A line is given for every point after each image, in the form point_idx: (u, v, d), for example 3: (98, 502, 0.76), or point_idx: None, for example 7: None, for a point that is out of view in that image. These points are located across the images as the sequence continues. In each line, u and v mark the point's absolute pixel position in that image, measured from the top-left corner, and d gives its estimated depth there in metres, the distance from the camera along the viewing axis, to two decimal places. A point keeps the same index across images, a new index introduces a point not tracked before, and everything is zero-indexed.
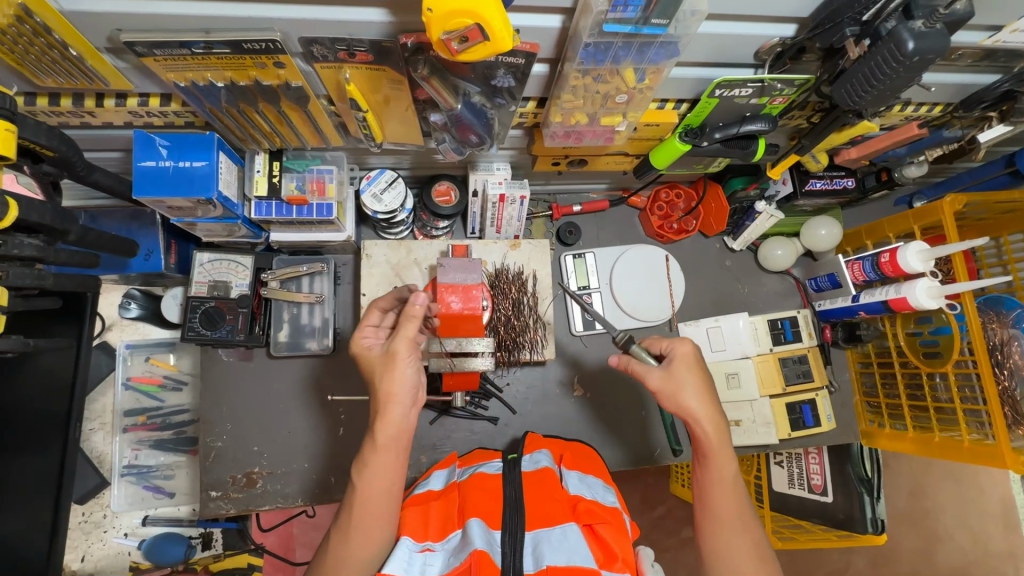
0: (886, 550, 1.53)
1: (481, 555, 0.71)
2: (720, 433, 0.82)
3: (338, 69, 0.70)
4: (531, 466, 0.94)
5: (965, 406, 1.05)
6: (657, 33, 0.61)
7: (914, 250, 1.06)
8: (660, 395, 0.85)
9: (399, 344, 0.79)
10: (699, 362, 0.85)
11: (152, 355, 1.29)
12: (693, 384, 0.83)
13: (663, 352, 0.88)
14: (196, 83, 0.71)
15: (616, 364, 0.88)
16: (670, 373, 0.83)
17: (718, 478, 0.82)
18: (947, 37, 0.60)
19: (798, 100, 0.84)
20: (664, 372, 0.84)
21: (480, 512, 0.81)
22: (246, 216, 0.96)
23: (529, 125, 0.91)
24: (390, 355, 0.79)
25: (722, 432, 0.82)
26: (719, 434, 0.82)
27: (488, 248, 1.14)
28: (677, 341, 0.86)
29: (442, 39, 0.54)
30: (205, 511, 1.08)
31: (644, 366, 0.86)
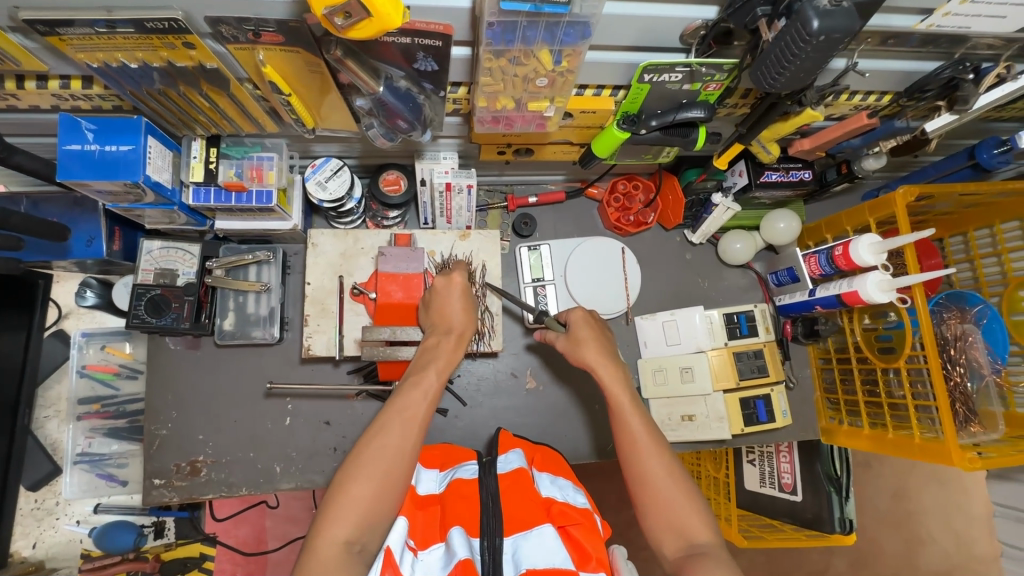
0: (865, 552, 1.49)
1: (467, 563, 0.71)
2: (614, 371, 0.95)
3: (251, 50, 0.69)
4: (506, 467, 0.90)
5: (917, 403, 1.02)
6: (560, 11, 0.60)
7: (866, 243, 1.04)
8: (568, 356, 1.01)
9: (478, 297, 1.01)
10: (593, 321, 1.02)
11: (107, 344, 1.28)
12: (587, 337, 0.99)
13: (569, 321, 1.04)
14: (109, 64, 0.70)
15: (538, 336, 1.07)
16: (571, 334, 1.01)
17: (625, 410, 0.91)
18: (855, 16, 0.57)
19: (734, 87, 0.82)
20: (567, 334, 1.02)
21: (461, 520, 0.80)
22: (184, 202, 0.95)
23: (465, 111, 0.89)
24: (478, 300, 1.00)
25: (617, 373, 0.95)
26: (613, 375, 0.95)
27: (437, 238, 1.13)
28: (572, 309, 1.04)
29: (326, 15, 0.53)
30: (148, 499, 1.07)
31: (556, 334, 1.04)
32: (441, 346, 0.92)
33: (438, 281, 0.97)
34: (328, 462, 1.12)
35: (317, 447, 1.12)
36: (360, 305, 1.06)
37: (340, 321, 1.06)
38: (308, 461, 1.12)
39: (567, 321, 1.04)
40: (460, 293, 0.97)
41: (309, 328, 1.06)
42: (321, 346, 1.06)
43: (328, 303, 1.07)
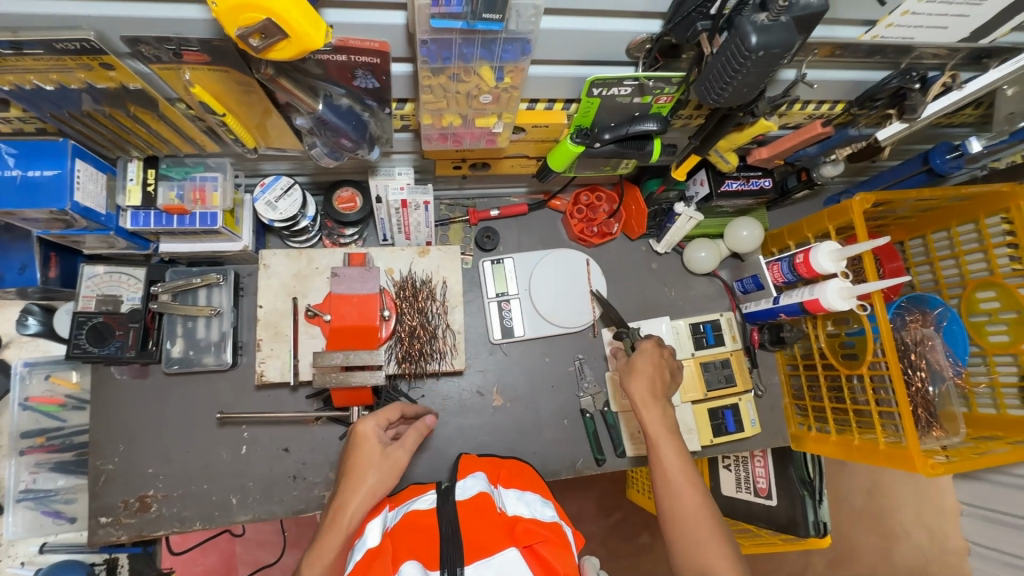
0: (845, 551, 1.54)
1: None
2: (655, 401, 0.96)
3: (176, 70, 0.66)
4: (466, 493, 0.86)
5: (880, 409, 1.03)
6: (494, 28, 0.57)
7: (825, 251, 1.04)
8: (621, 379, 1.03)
9: (399, 452, 0.90)
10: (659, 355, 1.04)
11: (52, 373, 1.23)
12: (641, 366, 1.01)
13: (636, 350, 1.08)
14: (21, 86, 0.66)
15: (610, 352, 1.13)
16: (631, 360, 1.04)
17: (663, 446, 0.90)
18: (793, 30, 0.57)
19: (685, 99, 0.81)
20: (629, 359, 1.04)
21: (418, 554, 0.73)
22: (122, 227, 0.90)
23: (414, 128, 0.87)
24: (391, 457, 0.89)
25: (659, 404, 0.96)
26: (656, 406, 0.96)
27: (396, 255, 1.10)
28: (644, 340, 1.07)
29: (240, 36, 0.50)
30: (94, 538, 1.02)
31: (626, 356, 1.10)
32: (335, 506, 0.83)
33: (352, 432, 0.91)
34: (288, 491, 1.08)
35: (276, 475, 1.08)
36: (315, 327, 1.02)
37: (295, 345, 1.02)
38: (266, 491, 1.07)
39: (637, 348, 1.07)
40: (370, 448, 0.89)
41: (262, 353, 1.02)
42: (275, 371, 1.02)
43: (281, 326, 1.03)
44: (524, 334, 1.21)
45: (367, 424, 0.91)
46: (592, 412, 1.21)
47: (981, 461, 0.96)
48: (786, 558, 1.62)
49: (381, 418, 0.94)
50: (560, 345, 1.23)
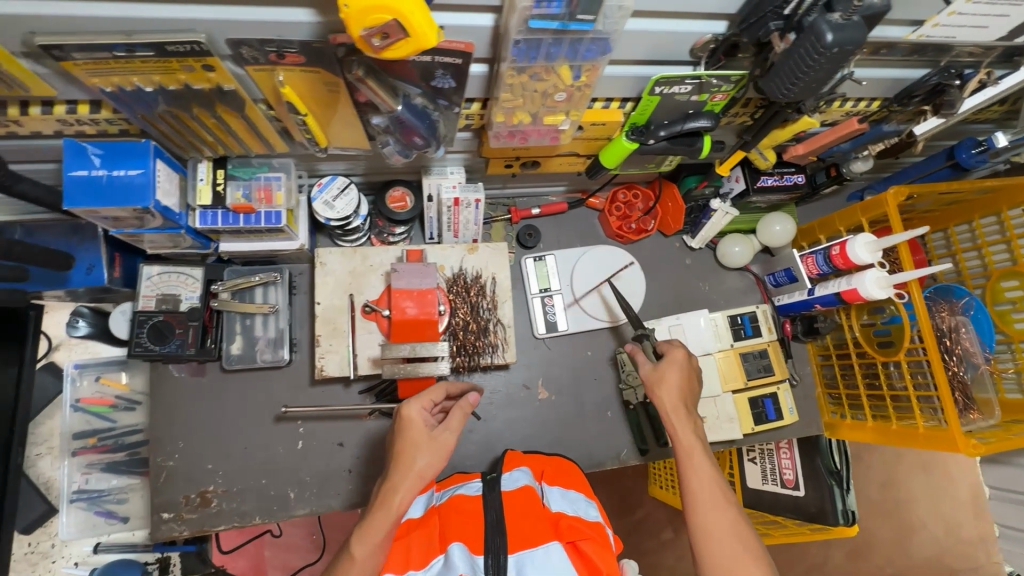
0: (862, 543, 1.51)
1: None
2: (683, 414, 0.95)
3: (271, 71, 0.69)
4: (512, 484, 0.91)
5: (918, 394, 1.07)
6: (585, 29, 0.62)
7: (862, 242, 1.08)
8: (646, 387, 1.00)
9: (447, 435, 0.88)
10: (686, 363, 1.00)
11: (102, 375, 1.25)
12: (667, 374, 0.98)
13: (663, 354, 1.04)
14: (122, 88, 0.69)
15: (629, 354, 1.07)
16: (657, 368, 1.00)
17: (693, 459, 0.89)
18: (864, 29, 0.62)
19: (738, 97, 0.85)
20: (654, 366, 1.01)
21: (463, 537, 0.81)
22: (191, 226, 0.93)
23: (476, 127, 0.91)
24: (438, 441, 0.87)
25: (688, 419, 0.94)
26: (685, 419, 0.94)
27: (446, 252, 1.13)
28: (670, 346, 1.03)
29: (364, 36, 0.54)
30: (157, 534, 1.04)
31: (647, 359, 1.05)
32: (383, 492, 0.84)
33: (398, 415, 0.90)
34: (344, 484, 1.10)
35: (331, 469, 1.10)
36: (372, 322, 1.05)
37: (353, 340, 1.05)
38: (323, 485, 1.09)
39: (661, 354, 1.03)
40: (417, 431, 0.88)
41: (321, 348, 1.05)
42: (334, 366, 1.04)
43: (339, 322, 1.06)
44: (568, 328, 1.24)
45: (412, 406, 0.90)
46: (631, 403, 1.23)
47: (1018, 441, 0.99)
48: (808, 549, 1.55)
49: (426, 399, 0.92)
50: (602, 339, 1.27)
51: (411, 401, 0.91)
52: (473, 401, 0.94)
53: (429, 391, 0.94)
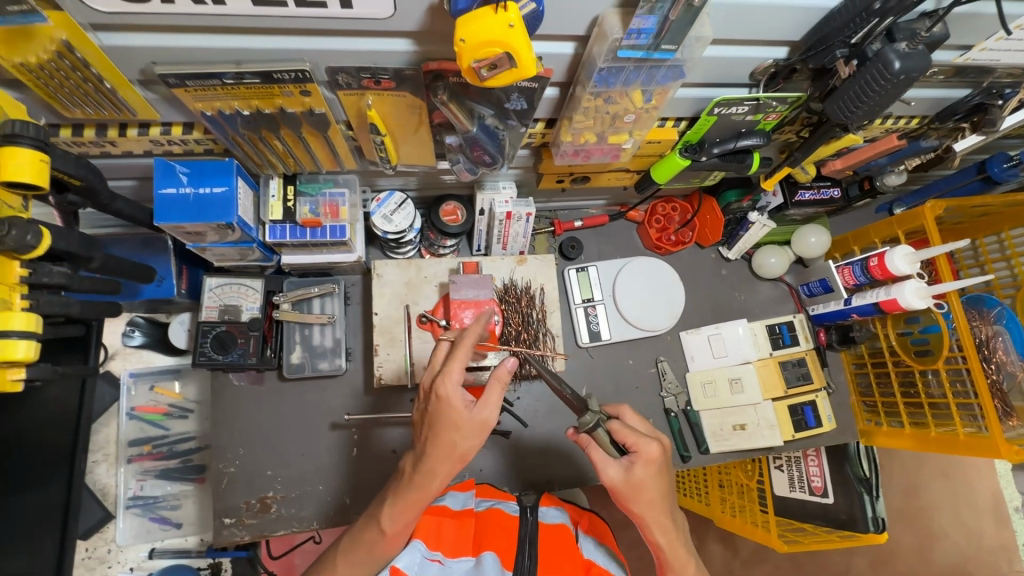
0: (886, 550, 1.49)
1: None
2: (671, 538, 0.79)
3: (360, 96, 0.73)
4: (550, 518, 0.92)
5: (958, 400, 1.10)
6: (666, 57, 0.66)
7: (901, 253, 1.12)
8: (613, 493, 0.77)
9: (487, 414, 0.74)
10: (663, 465, 0.77)
11: (156, 383, 1.28)
12: (646, 486, 0.76)
13: (628, 445, 0.78)
14: (221, 111, 0.73)
15: (572, 440, 0.80)
16: (631, 480, 0.76)
17: None
18: (928, 57, 0.66)
19: (790, 116, 0.89)
20: (625, 474, 0.76)
21: (495, 546, 0.84)
22: (261, 239, 0.97)
23: (537, 145, 0.95)
24: (478, 425, 0.74)
25: (677, 540, 0.79)
26: (671, 538, 0.79)
27: (497, 264, 1.16)
28: (645, 442, 0.76)
29: (472, 66, 0.58)
30: (219, 538, 1.07)
31: (607, 455, 0.78)
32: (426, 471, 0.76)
33: (432, 389, 0.74)
34: None
35: (385, 476, 1.12)
36: (427, 332, 1.08)
37: (409, 349, 1.08)
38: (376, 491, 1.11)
39: (632, 450, 0.77)
40: (453, 414, 0.73)
41: (379, 357, 1.08)
42: (391, 375, 1.07)
43: (395, 332, 1.09)
44: (611, 337, 1.28)
45: (447, 385, 0.73)
46: (674, 411, 1.27)
47: None
48: (828, 559, 1.55)
49: (461, 372, 0.74)
50: (642, 348, 1.30)
51: (443, 376, 0.73)
52: (513, 367, 0.74)
53: (462, 355, 0.75)
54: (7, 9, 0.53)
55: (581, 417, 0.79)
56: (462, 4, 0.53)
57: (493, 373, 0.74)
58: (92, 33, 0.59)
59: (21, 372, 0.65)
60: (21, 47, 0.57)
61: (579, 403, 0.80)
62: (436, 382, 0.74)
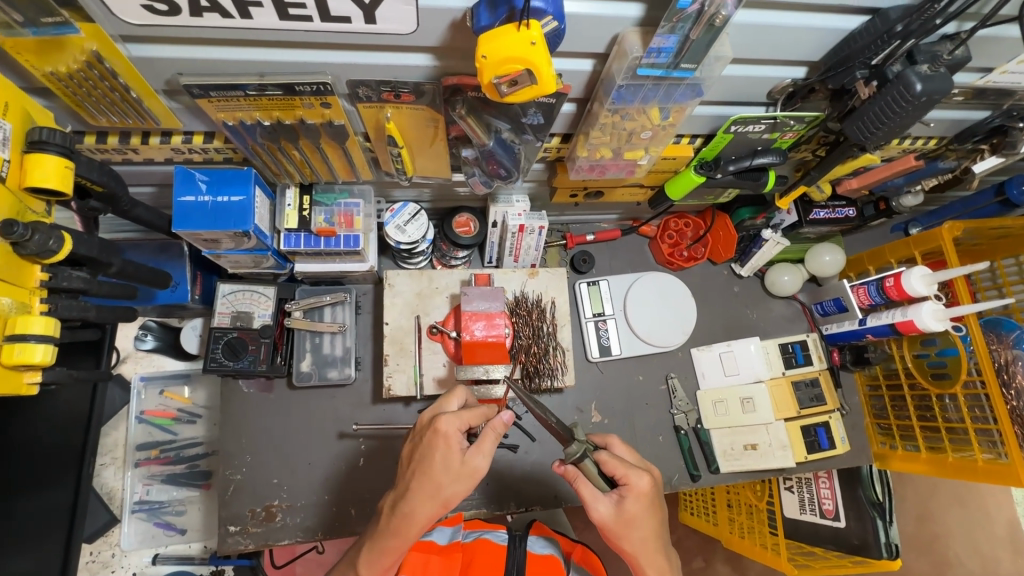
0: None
1: None
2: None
3: (379, 109, 0.73)
4: (539, 548, 0.95)
5: (976, 426, 1.08)
6: (685, 75, 0.66)
7: (917, 275, 1.10)
8: (603, 528, 0.76)
9: (478, 460, 0.75)
10: (655, 500, 0.76)
11: (166, 388, 1.28)
12: (639, 521, 0.74)
13: (616, 476, 0.76)
14: (242, 122, 0.74)
15: (559, 473, 0.78)
16: (622, 515, 0.74)
17: None
18: (951, 78, 0.66)
19: (807, 135, 0.89)
20: (616, 509, 0.74)
21: None
22: (276, 248, 0.98)
23: (552, 159, 0.95)
24: (465, 471, 0.74)
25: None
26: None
27: (508, 277, 1.16)
28: (635, 475, 0.75)
29: (493, 82, 0.58)
30: (223, 547, 1.06)
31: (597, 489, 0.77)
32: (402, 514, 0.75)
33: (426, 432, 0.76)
34: None
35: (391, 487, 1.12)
36: (437, 343, 1.08)
37: (419, 360, 1.08)
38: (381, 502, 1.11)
39: (622, 485, 0.75)
40: (446, 453, 0.74)
41: (389, 367, 1.08)
42: (400, 386, 1.07)
43: (405, 342, 1.09)
44: (621, 352, 1.27)
45: (446, 422, 0.75)
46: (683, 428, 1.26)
47: None
48: None
49: (457, 418, 0.76)
50: (653, 364, 1.29)
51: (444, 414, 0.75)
52: (508, 420, 0.77)
53: (469, 403, 0.79)
54: (42, 21, 0.55)
55: (568, 448, 0.76)
56: (485, 22, 0.54)
57: (488, 423, 0.76)
58: (122, 44, 0.60)
59: (38, 375, 0.65)
60: (52, 57, 0.59)
61: (565, 434, 0.77)
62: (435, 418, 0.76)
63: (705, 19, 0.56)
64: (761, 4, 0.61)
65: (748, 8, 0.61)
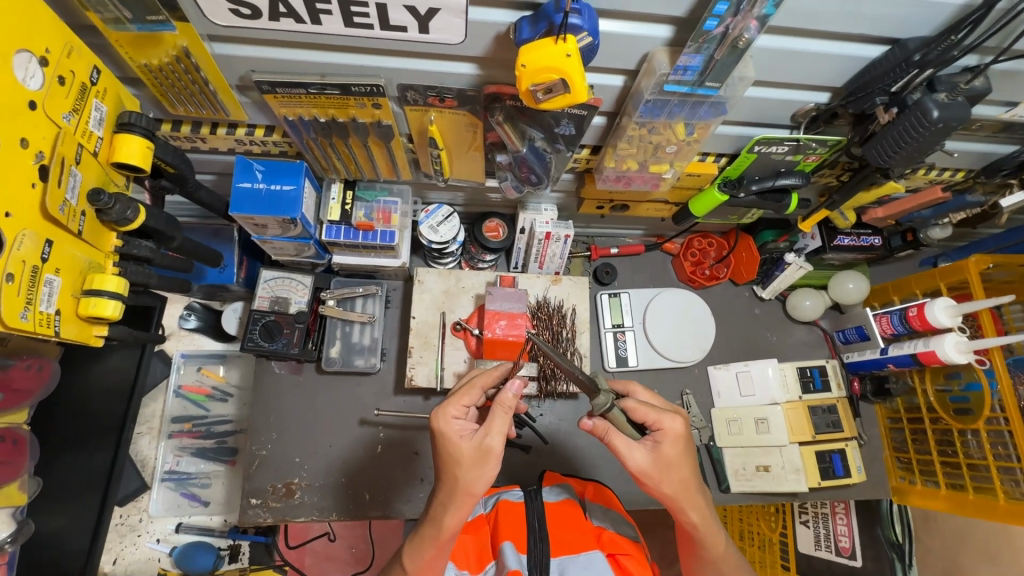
0: None
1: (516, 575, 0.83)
2: (703, 511, 0.83)
3: (424, 112, 0.80)
4: (554, 497, 1.00)
5: (998, 463, 1.05)
6: (709, 94, 0.70)
7: (941, 306, 1.10)
8: (640, 476, 0.79)
9: (493, 441, 0.77)
10: (688, 439, 0.80)
11: (203, 366, 1.36)
12: (676, 463, 0.79)
13: (648, 423, 0.80)
14: (300, 117, 0.82)
15: (587, 428, 0.80)
16: (659, 458, 0.78)
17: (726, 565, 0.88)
18: (969, 108, 0.69)
19: (830, 159, 0.91)
20: (653, 453, 0.78)
21: (511, 535, 0.91)
22: (318, 238, 1.05)
23: (581, 169, 1.00)
24: (482, 451, 0.77)
25: (710, 516, 0.84)
26: (703, 511, 0.83)
27: (532, 281, 1.20)
28: (667, 418, 0.79)
29: (530, 90, 0.64)
30: (243, 518, 1.11)
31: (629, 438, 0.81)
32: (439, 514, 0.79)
33: (431, 425, 0.81)
34: (415, 492, 1.15)
35: (406, 475, 1.16)
36: (460, 340, 1.13)
37: (441, 354, 1.12)
38: (394, 490, 1.15)
39: (655, 429, 0.80)
40: (455, 446, 0.78)
41: (412, 359, 1.13)
42: (422, 377, 1.12)
43: (430, 336, 1.14)
44: (638, 364, 1.29)
45: (444, 418, 0.80)
46: (696, 444, 1.27)
47: None
48: None
49: (458, 405, 0.82)
50: (668, 379, 1.31)
51: (443, 412, 0.80)
52: (516, 392, 0.79)
53: (463, 393, 0.83)
54: (146, 19, 0.63)
55: (596, 400, 0.81)
56: (526, 36, 0.60)
57: (497, 401, 0.78)
58: (209, 42, 0.69)
59: (105, 330, 0.72)
60: (147, 50, 0.68)
61: (591, 386, 0.81)
62: (433, 417, 0.80)
63: (729, 40, 0.61)
64: (783, 31, 0.65)
65: (770, 34, 0.66)
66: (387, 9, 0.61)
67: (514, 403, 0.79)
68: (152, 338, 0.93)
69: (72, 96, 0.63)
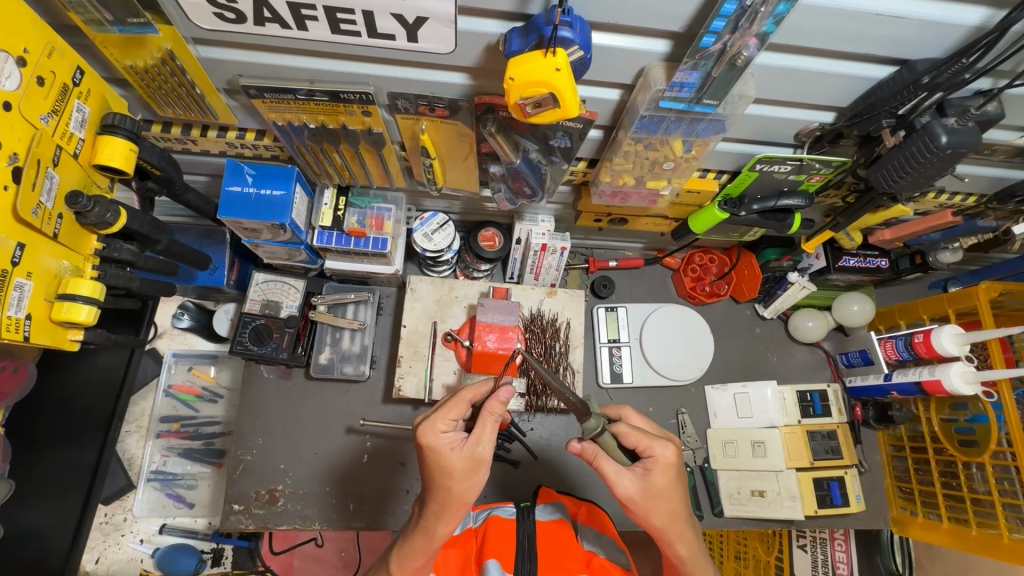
0: None
1: None
2: (691, 543, 0.80)
3: (416, 121, 0.78)
4: (547, 515, 0.96)
5: (1004, 499, 1.00)
6: (707, 111, 0.68)
7: (949, 333, 1.06)
8: (628, 503, 0.76)
9: (484, 450, 0.74)
10: (679, 468, 0.77)
11: (194, 366, 1.36)
12: (666, 492, 0.75)
13: (639, 450, 0.77)
14: (290, 122, 0.80)
15: (575, 450, 0.77)
16: (648, 486, 0.75)
17: None
18: (979, 134, 0.66)
19: (835, 179, 0.88)
20: (641, 481, 0.75)
21: (497, 554, 0.87)
22: (309, 243, 1.02)
23: (578, 182, 0.98)
24: (473, 462, 0.74)
25: (698, 547, 0.81)
26: (691, 543, 0.80)
27: (526, 293, 1.18)
28: (660, 446, 0.76)
29: (519, 103, 0.61)
30: (224, 524, 1.10)
31: (619, 464, 0.77)
32: (433, 526, 0.77)
33: (418, 441, 0.76)
34: (400, 505, 1.12)
35: (391, 486, 1.14)
36: (451, 350, 1.11)
37: (431, 365, 1.10)
38: (379, 501, 1.13)
39: (647, 456, 0.76)
40: (445, 460, 0.74)
41: (401, 368, 1.11)
42: (410, 387, 1.09)
43: (420, 346, 1.12)
44: (633, 380, 1.26)
45: (432, 433, 0.75)
46: (690, 465, 1.24)
47: None
48: None
49: (447, 419, 0.76)
50: (664, 397, 1.28)
51: (432, 426, 0.75)
52: (506, 399, 0.75)
53: (450, 405, 0.78)
54: (128, 21, 0.62)
55: (585, 423, 0.78)
56: (516, 48, 0.58)
57: (486, 409, 0.75)
58: (193, 46, 0.68)
59: (80, 334, 0.71)
60: (133, 52, 0.67)
61: (582, 410, 0.78)
62: (421, 432, 0.75)
63: (727, 58, 0.58)
64: (784, 49, 0.63)
65: (771, 52, 0.63)
66: (374, 17, 0.59)
67: (502, 410, 0.76)
68: (140, 342, 0.93)
69: (52, 97, 0.62)
